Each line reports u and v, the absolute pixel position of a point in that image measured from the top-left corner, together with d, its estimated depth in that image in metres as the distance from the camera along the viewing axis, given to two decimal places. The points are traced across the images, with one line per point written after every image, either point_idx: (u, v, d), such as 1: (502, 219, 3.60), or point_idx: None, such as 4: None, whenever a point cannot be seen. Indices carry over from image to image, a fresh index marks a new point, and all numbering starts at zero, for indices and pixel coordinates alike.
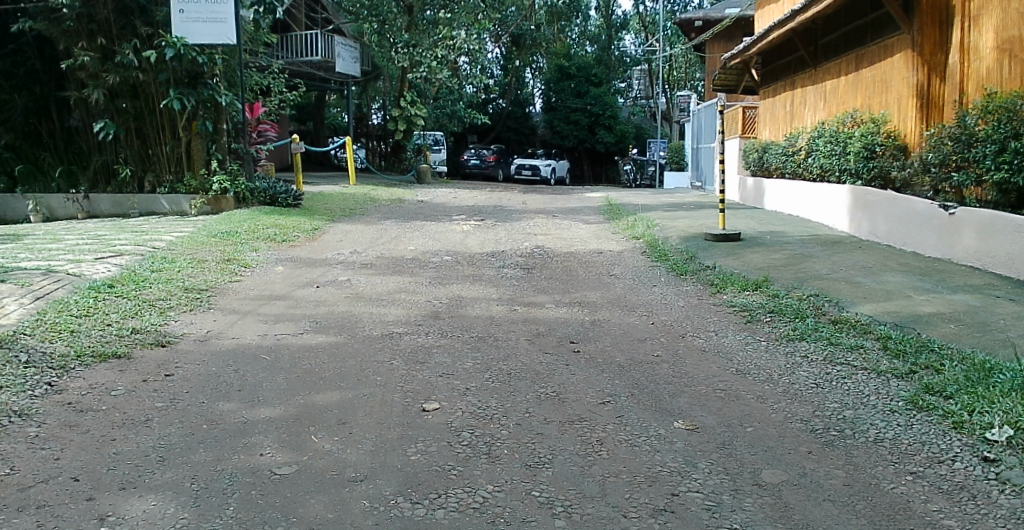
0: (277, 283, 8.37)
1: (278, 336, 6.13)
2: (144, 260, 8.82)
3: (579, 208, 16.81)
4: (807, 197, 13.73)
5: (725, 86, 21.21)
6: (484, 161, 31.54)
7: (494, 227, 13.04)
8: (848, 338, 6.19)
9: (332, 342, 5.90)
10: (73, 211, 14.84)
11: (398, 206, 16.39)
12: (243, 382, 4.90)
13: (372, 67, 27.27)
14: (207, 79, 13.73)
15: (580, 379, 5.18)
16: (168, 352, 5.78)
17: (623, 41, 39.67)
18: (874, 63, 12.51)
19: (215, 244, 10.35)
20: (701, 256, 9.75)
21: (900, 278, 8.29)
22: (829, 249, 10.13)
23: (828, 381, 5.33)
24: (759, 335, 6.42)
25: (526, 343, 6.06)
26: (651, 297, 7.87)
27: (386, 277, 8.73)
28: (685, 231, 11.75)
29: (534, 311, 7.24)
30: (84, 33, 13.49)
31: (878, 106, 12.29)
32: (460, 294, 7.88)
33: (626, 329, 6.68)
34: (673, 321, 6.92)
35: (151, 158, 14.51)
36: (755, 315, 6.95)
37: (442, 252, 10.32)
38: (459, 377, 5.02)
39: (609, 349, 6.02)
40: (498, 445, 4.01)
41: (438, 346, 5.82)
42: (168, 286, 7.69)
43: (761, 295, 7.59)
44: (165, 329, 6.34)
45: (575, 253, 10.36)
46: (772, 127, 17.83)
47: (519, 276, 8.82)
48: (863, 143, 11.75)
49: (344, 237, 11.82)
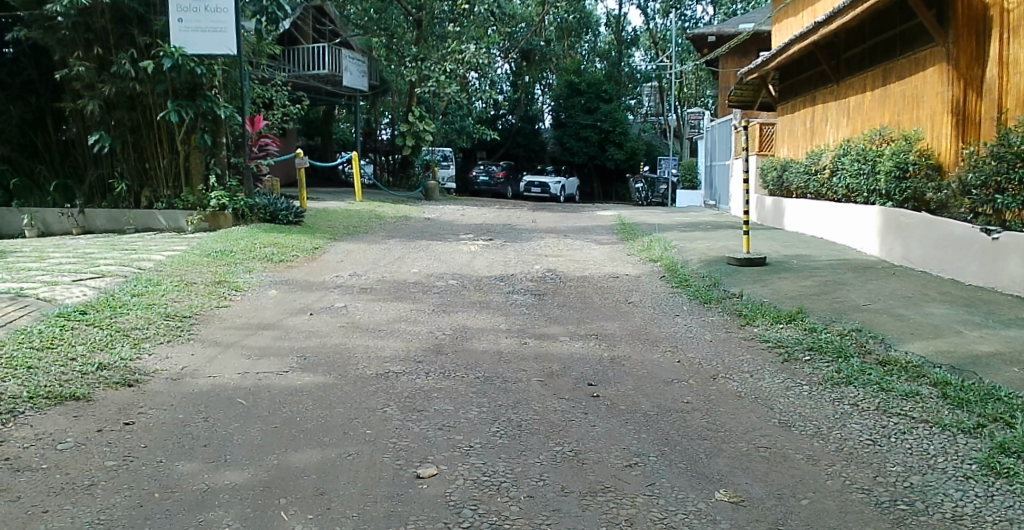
0: (267, 310, 7.70)
1: (258, 375, 5.45)
2: (127, 282, 8.17)
3: (591, 227, 16.12)
4: (832, 219, 13.00)
5: (740, 102, 20.53)
6: (493, 178, 30.92)
7: (503, 247, 12.41)
8: (900, 384, 5.55)
9: (322, 383, 5.25)
10: (67, 226, 14.28)
11: (404, 224, 15.72)
12: (211, 435, 4.29)
13: (381, 81, 26.11)
14: (206, 91, 13.12)
15: (600, 433, 4.52)
16: (136, 392, 5.14)
17: (633, 57, 39.17)
18: (905, 77, 11.79)
19: (207, 264, 9.70)
20: (726, 282, 9.06)
21: (945, 311, 7.57)
22: (862, 275, 9.45)
23: (886, 438, 4.73)
24: (799, 379, 5.75)
25: (537, 386, 5.38)
26: (675, 330, 7.18)
27: (387, 303, 8.06)
28: (705, 254, 11.05)
29: (547, 345, 6.57)
30: (80, 43, 12.96)
31: (909, 123, 11.58)
32: (465, 324, 7.21)
33: (650, 368, 5.99)
34: (700, 359, 6.25)
35: (147, 172, 13.91)
36: (792, 354, 6.27)
37: (447, 275, 9.68)
38: (461, 430, 4.37)
39: (633, 393, 5.33)
40: (506, 527, 3.38)
41: (440, 390, 5.15)
42: (147, 312, 7.04)
43: (796, 329, 6.90)
44: (137, 365, 5.69)
45: (590, 277, 9.71)
46: (791, 144, 17.14)
47: (530, 303, 8.14)
48: (895, 162, 10.99)
49: (346, 257, 11.22)
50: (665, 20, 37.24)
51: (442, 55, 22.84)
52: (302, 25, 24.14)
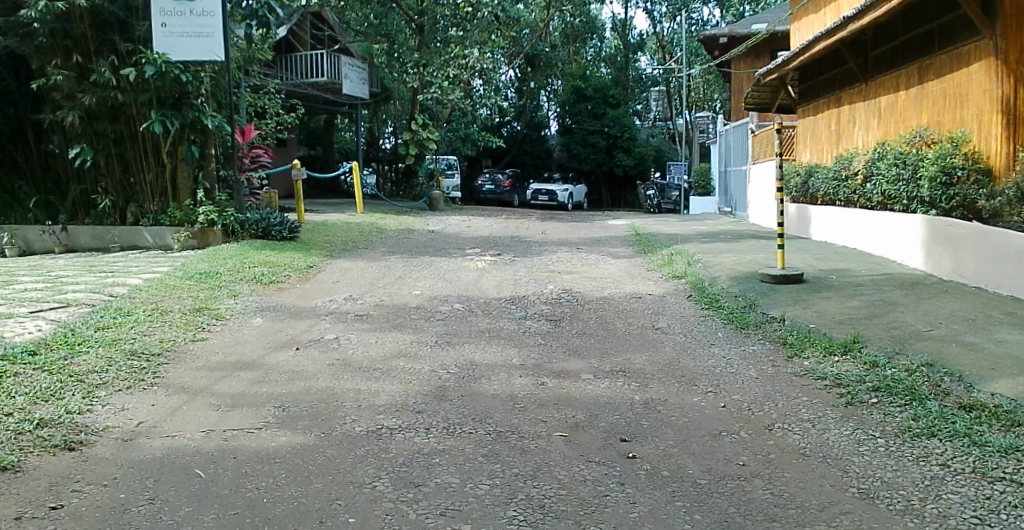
0: (249, 343, 6.81)
1: (226, 434, 4.53)
2: (93, 313, 7.26)
3: (605, 239, 15.20)
4: (869, 229, 12.02)
5: (757, 106, 19.60)
6: (499, 186, 30.09)
7: (512, 263, 11.52)
8: (994, 435, 4.62)
9: (300, 444, 4.35)
10: (50, 244, 13.30)
11: (407, 238, 14.79)
12: (152, 527, 3.47)
13: (382, 88, 25.20)
14: (194, 100, 12.26)
15: (643, 515, 3.69)
16: (75, 460, 4.21)
17: (640, 61, 38.37)
18: (946, 74, 10.82)
19: (189, 289, 8.80)
20: (762, 303, 8.15)
21: (1020, 336, 6.57)
22: (912, 293, 8.54)
23: (995, 515, 3.80)
24: (871, 429, 4.84)
25: (560, 444, 4.48)
26: (713, 364, 6.26)
27: (384, 334, 7.15)
28: (734, 269, 10.11)
29: (569, 385, 5.65)
30: (59, 51, 12.09)
31: (952, 124, 10.59)
32: (474, 359, 6.31)
33: (691, 415, 5.08)
34: (748, 402, 5.34)
35: (133, 187, 13.03)
36: (856, 395, 5.37)
37: (452, 297, 8.81)
38: (468, 517, 3.58)
39: (677, 452, 4.45)
40: None
41: (443, 453, 4.25)
42: (110, 350, 6.09)
43: (855, 363, 6.00)
44: (84, 420, 4.74)
45: (610, 298, 8.81)
46: (814, 148, 16.22)
47: (545, 331, 7.24)
48: (939, 166, 9.98)
49: (342, 277, 10.33)
50: (673, 24, 36.48)
51: (446, 60, 21.88)
52: (299, 30, 23.17)
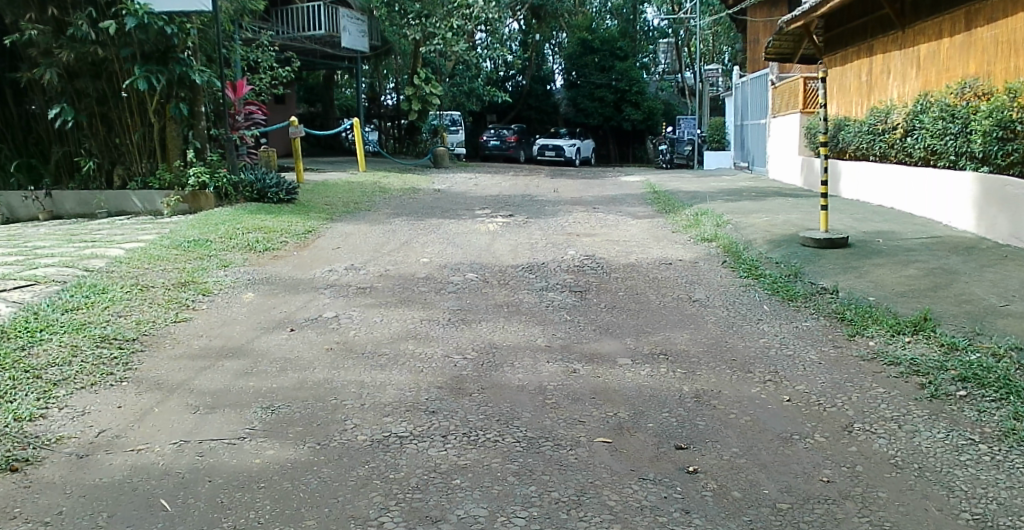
0: (238, 322, 6.04)
1: (202, 446, 3.77)
2: (63, 292, 6.46)
3: (621, 197, 14.34)
4: (912, 185, 11.14)
5: (778, 58, 18.60)
6: (505, 142, 29.05)
7: (526, 225, 10.70)
8: None
9: (290, 461, 3.60)
10: (33, 210, 12.42)
11: (412, 198, 13.95)
12: None
13: (382, 41, 24.04)
14: (179, 53, 11.33)
15: None
16: (16, 486, 3.45)
17: (647, 13, 37.11)
18: (998, 19, 9.85)
19: (176, 259, 8.01)
20: (809, 271, 7.33)
21: None
22: (973, 259, 7.72)
23: None
24: (968, 431, 4.07)
25: (604, 455, 3.73)
26: (765, 344, 5.48)
27: (388, 310, 6.36)
28: (770, 232, 9.29)
29: (605, 374, 4.87)
30: (33, 3, 11.15)
31: (1005, 74, 9.66)
32: (493, 341, 5.54)
33: (753, 413, 4.31)
34: (816, 395, 4.56)
35: (119, 148, 12.20)
36: (939, 387, 4.59)
37: (463, 265, 8.01)
38: None
39: (745, 464, 3.69)
40: None
41: (465, 472, 3.50)
42: (76, 337, 5.32)
43: (931, 347, 5.21)
44: (34, 429, 3.98)
45: (637, 264, 8.01)
46: (842, 100, 15.27)
47: (572, 305, 6.46)
48: (993, 120, 9.00)
49: (342, 242, 9.53)
50: None
51: (449, 10, 21.00)
52: None
